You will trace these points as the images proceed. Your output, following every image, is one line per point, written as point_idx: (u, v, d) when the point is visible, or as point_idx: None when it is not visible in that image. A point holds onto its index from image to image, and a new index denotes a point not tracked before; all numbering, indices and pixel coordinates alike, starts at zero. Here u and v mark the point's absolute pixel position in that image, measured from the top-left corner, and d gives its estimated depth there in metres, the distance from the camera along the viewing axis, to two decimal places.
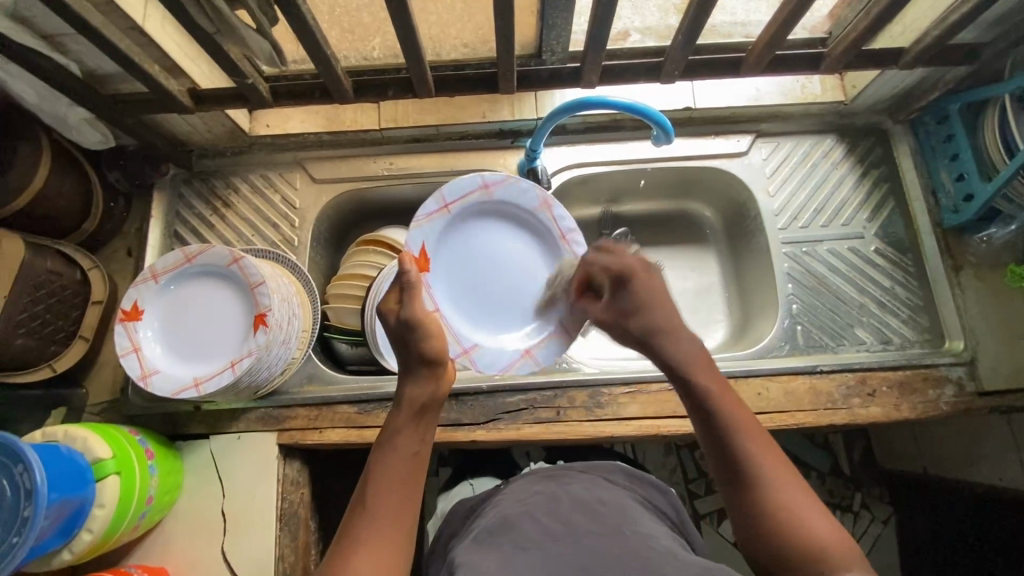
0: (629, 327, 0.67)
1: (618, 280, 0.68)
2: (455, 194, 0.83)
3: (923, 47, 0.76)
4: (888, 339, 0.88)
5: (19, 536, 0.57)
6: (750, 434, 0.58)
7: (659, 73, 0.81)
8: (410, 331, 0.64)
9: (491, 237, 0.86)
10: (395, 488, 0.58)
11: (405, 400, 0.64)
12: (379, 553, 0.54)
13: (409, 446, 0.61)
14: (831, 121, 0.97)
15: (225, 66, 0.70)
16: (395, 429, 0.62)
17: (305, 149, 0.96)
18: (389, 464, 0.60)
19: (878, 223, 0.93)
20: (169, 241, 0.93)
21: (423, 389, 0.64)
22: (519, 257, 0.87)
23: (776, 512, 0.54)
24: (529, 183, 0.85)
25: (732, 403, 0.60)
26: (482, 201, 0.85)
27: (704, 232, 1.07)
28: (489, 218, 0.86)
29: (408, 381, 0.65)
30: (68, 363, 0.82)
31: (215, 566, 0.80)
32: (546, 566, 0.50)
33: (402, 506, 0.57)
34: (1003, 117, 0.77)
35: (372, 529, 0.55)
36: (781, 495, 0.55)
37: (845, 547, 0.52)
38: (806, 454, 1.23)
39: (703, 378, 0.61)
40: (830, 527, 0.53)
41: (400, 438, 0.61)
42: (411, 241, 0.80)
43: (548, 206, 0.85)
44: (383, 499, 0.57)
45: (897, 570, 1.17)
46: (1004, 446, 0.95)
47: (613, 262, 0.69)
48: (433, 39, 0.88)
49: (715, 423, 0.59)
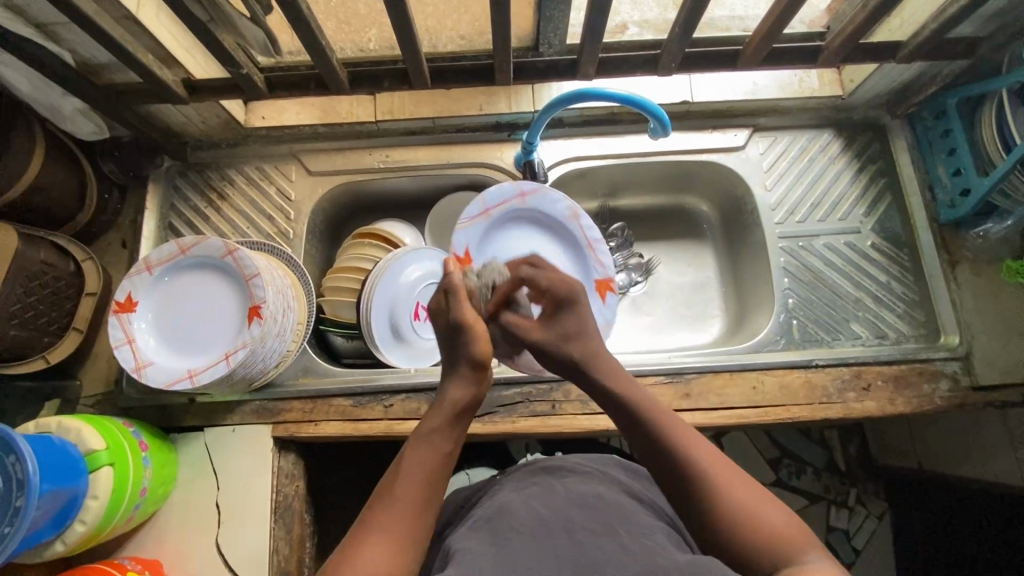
0: (569, 350, 0.67)
1: (561, 302, 0.69)
2: (495, 202, 0.87)
3: (921, 40, 0.75)
4: (883, 334, 0.88)
5: (11, 526, 0.57)
6: (687, 437, 0.58)
7: (656, 65, 0.80)
8: (457, 333, 0.65)
9: (525, 242, 0.90)
10: (421, 483, 0.57)
11: (447, 401, 0.63)
12: (396, 545, 0.52)
13: (443, 444, 0.60)
14: (829, 115, 0.97)
15: (219, 56, 0.70)
16: (431, 427, 0.61)
17: (300, 141, 0.95)
18: (419, 459, 0.58)
19: (874, 218, 0.93)
20: (164, 233, 0.92)
21: (465, 390, 0.64)
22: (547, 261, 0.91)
23: (725, 509, 0.53)
24: (560, 194, 0.89)
25: (661, 413, 0.61)
26: (518, 209, 0.89)
27: (701, 226, 1.07)
28: (522, 225, 0.91)
29: (452, 381, 0.64)
30: (62, 355, 0.81)
31: (209, 557, 0.80)
32: (541, 560, 0.50)
33: (426, 503, 0.56)
34: (1001, 111, 0.76)
35: (390, 520, 0.54)
36: (729, 492, 0.54)
37: (798, 532, 0.51)
38: (802, 450, 1.24)
39: (628, 394, 0.63)
40: (783, 516, 0.53)
41: (435, 436, 0.60)
42: (456, 244, 0.85)
43: (576, 217, 0.89)
44: (408, 491, 0.56)
45: (890, 564, 1.18)
46: (998, 442, 0.96)
47: (557, 282, 0.69)
48: (429, 31, 0.88)
49: (648, 432, 0.59)
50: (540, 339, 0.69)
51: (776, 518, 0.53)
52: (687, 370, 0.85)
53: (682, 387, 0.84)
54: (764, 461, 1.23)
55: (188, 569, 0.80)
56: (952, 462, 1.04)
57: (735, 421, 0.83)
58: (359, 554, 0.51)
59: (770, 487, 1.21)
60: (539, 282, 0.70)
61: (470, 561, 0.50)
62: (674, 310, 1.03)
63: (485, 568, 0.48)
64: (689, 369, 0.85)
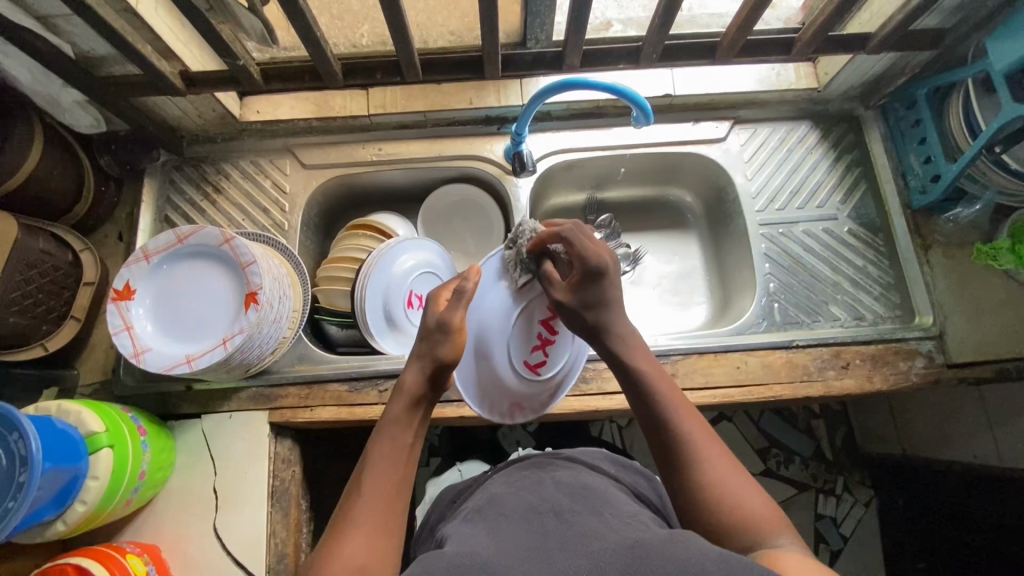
0: (585, 318, 0.65)
1: (590, 272, 0.65)
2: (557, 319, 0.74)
3: (888, 31, 0.79)
4: (861, 315, 0.92)
5: (15, 501, 0.59)
6: (693, 419, 0.59)
7: (638, 57, 0.83)
8: (441, 334, 0.64)
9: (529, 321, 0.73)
10: (392, 481, 0.56)
11: (404, 390, 0.61)
12: (374, 534, 0.51)
13: (404, 438, 0.59)
14: (806, 107, 1.01)
15: (217, 47, 0.72)
16: (389, 420, 0.60)
17: (294, 135, 0.98)
18: (384, 455, 0.57)
19: (851, 205, 0.97)
20: (160, 226, 0.94)
21: (421, 379, 0.62)
22: (520, 337, 0.72)
23: (702, 483, 0.54)
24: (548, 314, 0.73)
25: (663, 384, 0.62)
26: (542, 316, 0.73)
27: (686, 217, 1.11)
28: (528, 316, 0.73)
29: (407, 369, 0.63)
30: (61, 342, 0.83)
31: (206, 542, 0.81)
32: (523, 532, 0.53)
33: (394, 498, 0.55)
34: (968, 99, 0.80)
35: (365, 512, 0.53)
36: (708, 468, 0.55)
37: (775, 517, 0.52)
38: (789, 439, 1.26)
39: (635, 357, 0.64)
40: (761, 498, 0.53)
41: (393, 428, 0.59)
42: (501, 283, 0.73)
43: (543, 350, 0.74)
44: (379, 484, 0.55)
45: (877, 552, 1.20)
46: (976, 421, 0.98)
47: (591, 251, 0.65)
48: (420, 26, 0.92)
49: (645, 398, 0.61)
50: (566, 300, 0.66)
51: (754, 503, 0.53)
52: (673, 352, 0.88)
53: (668, 368, 0.87)
54: (752, 451, 1.25)
55: (186, 552, 0.81)
56: (933, 444, 1.07)
57: (720, 400, 0.86)
58: (334, 547, 0.50)
59: (759, 477, 1.24)
60: (578, 246, 0.66)
61: (466, 540, 0.52)
62: (661, 298, 1.06)
63: (480, 543, 0.50)
64: (676, 350, 0.88)
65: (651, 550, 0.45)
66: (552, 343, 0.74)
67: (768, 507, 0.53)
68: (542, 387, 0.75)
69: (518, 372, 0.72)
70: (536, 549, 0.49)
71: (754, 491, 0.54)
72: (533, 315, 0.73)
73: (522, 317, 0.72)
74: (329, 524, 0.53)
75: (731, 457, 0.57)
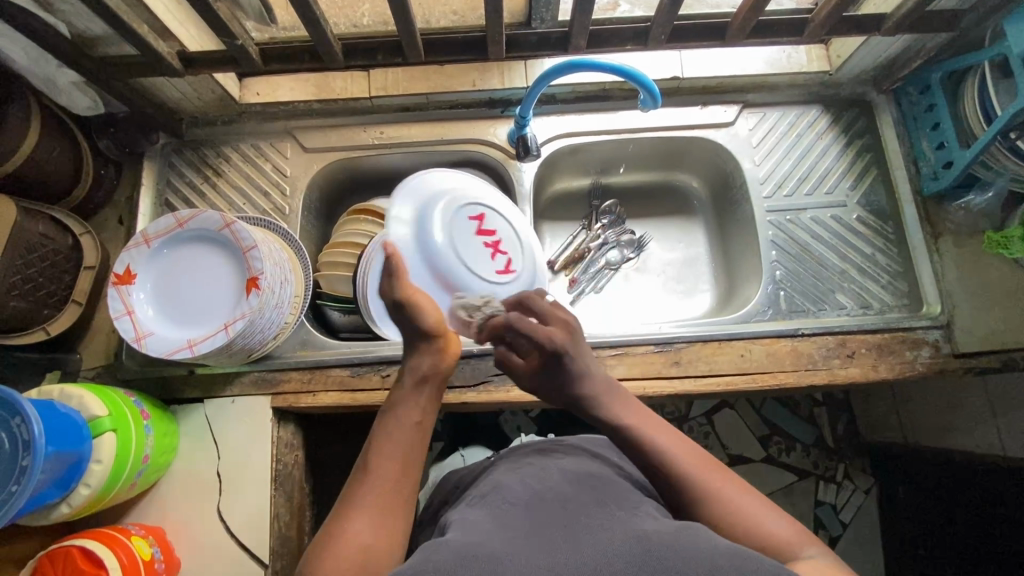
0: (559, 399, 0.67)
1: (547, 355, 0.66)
2: (473, 217, 0.74)
3: (904, 12, 0.76)
4: (867, 303, 0.91)
5: (19, 485, 0.59)
6: (689, 452, 0.58)
7: (647, 38, 0.81)
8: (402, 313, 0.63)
9: (458, 237, 0.71)
10: (399, 461, 0.56)
11: (409, 371, 0.63)
12: (382, 514, 0.52)
13: (413, 416, 0.60)
14: (816, 91, 0.98)
15: (215, 26, 0.70)
16: (399, 397, 0.61)
17: (295, 117, 0.96)
18: (391, 434, 0.58)
19: (861, 191, 0.96)
20: (161, 210, 0.94)
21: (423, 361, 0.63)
22: (467, 256, 0.71)
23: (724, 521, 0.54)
24: (461, 218, 0.72)
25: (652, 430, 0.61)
26: (461, 224, 0.72)
27: (692, 204, 1.09)
28: (450, 230, 0.71)
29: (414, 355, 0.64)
30: (63, 326, 0.83)
31: (210, 525, 0.82)
32: (528, 520, 0.52)
33: (402, 476, 0.55)
34: (983, 83, 0.78)
35: (373, 493, 0.53)
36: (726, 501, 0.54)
37: (800, 538, 0.52)
38: (791, 426, 1.26)
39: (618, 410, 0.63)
40: (782, 521, 0.53)
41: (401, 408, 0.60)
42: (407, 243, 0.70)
43: (494, 249, 0.74)
44: (387, 463, 0.55)
45: (876, 538, 1.21)
46: (980, 410, 0.98)
47: (540, 334, 0.66)
48: (422, 6, 0.90)
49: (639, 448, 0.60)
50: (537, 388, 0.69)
51: (777, 527, 0.53)
52: (677, 339, 0.87)
53: (671, 355, 0.86)
54: (754, 439, 1.25)
55: (190, 535, 0.82)
56: (936, 432, 1.07)
57: (723, 387, 0.85)
58: (341, 528, 0.50)
59: (759, 463, 1.24)
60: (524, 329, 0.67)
61: (470, 528, 0.52)
62: (665, 285, 1.05)
63: (484, 531, 0.50)
64: (681, 338, 0.87)
65: (656, 545, 0.45)
66: (498, 241, 0.75)
67: (790, 528, 0.53)
68: (524, 277, 0.76)
69: (496, 281, 0.73)
70: (541, 538, 0.49)
71: (775, 513, 0.54)
72: (464, 233, 0.72)
73: (458, 235, 0.71)
74: (335, 506, 0.53)
75: (743, 483, 0.57)
